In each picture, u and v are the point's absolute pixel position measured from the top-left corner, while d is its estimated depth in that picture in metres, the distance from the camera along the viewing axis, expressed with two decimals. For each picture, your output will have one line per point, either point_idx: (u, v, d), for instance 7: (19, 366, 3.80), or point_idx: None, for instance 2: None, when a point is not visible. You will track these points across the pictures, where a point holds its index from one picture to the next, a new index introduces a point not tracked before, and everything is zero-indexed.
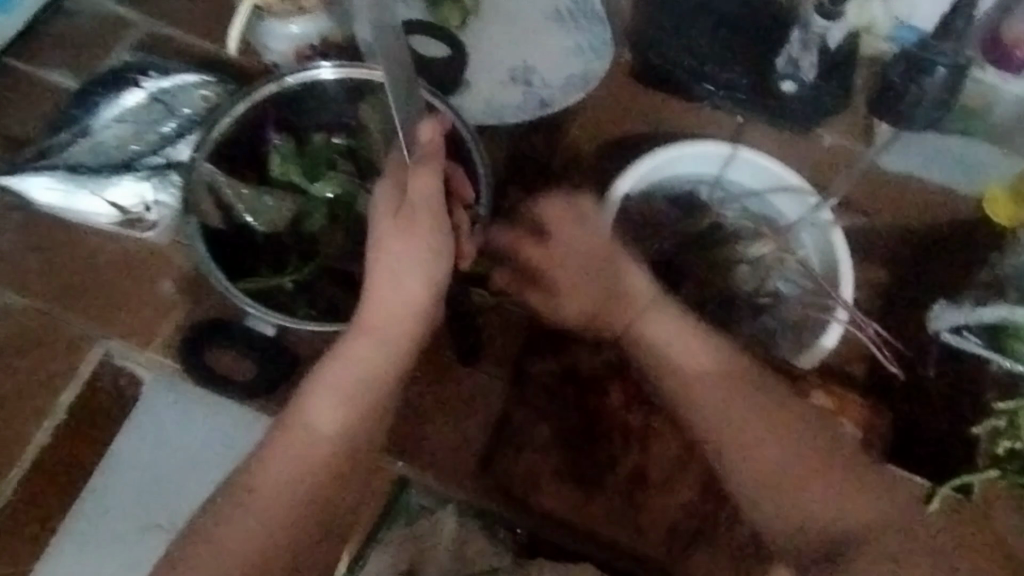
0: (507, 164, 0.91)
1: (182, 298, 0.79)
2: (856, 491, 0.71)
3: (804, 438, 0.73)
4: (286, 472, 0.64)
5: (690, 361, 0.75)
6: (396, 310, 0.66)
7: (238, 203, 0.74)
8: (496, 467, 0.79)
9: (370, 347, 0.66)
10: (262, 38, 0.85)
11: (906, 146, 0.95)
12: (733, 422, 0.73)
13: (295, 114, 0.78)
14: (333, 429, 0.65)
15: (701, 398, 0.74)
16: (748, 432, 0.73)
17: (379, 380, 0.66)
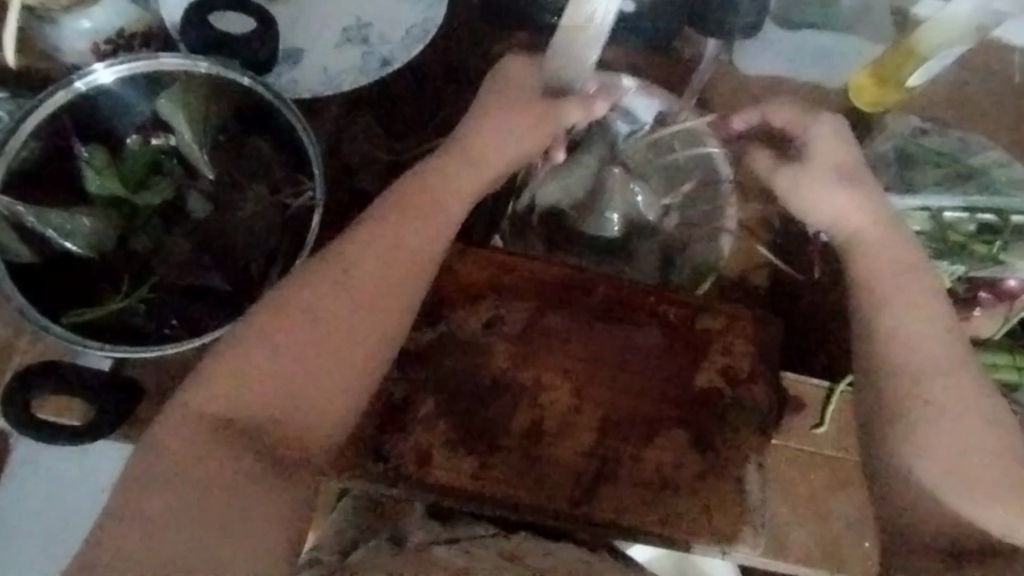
0: (357, 132, 0.85)
1: (14, 341, 0.72)
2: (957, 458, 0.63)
3: (960, 412, 0.65)
4: (257, 388, 0.59)
5: (928, 323, 0.68)
6: (385, 263, 0.65)
7: (49, 228, 0.68)
8: (384, 454, 0.74)
9: (333, 311, 0.63)
10: (51, 42, 0.77)
11: (762, 44, 0.91)
12: (938, 391, 0.65)
13: (99, 121, 0.71)
14: (297, 364, 0.60)
15: (890, 339, 0.68)
16: (960, 412, 0.65)
17: (325, 340, 0.61)
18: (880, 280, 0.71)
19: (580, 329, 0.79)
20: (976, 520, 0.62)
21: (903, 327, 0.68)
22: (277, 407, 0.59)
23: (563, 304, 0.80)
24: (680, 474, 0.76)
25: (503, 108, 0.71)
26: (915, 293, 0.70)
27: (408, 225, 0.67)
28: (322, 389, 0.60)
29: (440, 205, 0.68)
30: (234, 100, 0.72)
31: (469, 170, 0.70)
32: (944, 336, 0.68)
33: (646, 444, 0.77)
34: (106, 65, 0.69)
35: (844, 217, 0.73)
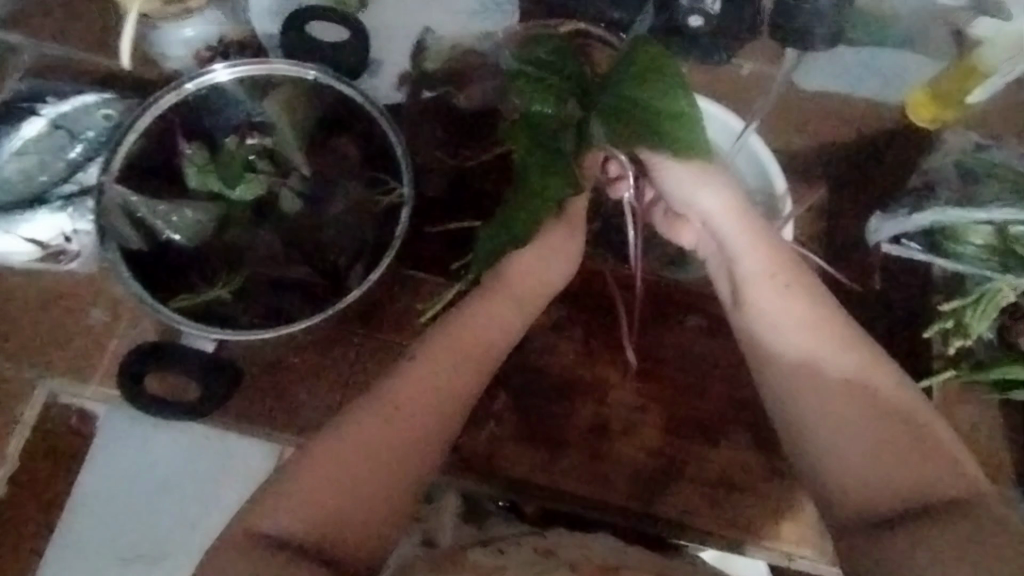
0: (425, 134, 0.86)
1: (113, 325, 0.76)
2: (888, 436, 0.58)
3: (853, 396, 0.60)
4: (298, 492, 0.58)
5: (803, 314, 0.62)
6: (426, 390, 0.62)
7: (157, 219, 0.73)
8: (457, 443, 0.77)
9: (367, 429, 0.60)
10: (159, 47, 0.83)
11: (819, 62, 0.95)
12: (837, 386, 0.60)
13: (203, 121, 0.77)
14: (377, 445, 0.60)
15: (777, 349, 0.62)
16: (866, 398, 0.59)
17: (366, 465, 0.59)
18: (756, 290, 0.63)
19: (648, 330, 0.80)
20: (914, 487, 0.57)
21: (788, 324, 0.62)
22: (351, 469, 0.59)
23: (625, 307, 0.80)
24: (747, 476, 0.77)
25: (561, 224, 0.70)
26: (795, 287, 0.63)
27: (475, 319, 0.66)
28: (393, 462, 0.60)
29: (481, 326, 0.66)
30: (327, 101, 0.76)
31: (510, 306, 0.67)
32: (835, 333, 0.62)
33: (712, 445, 0.77)
34: (223, 66, 0.74)
35: (721, 220, 0.65)
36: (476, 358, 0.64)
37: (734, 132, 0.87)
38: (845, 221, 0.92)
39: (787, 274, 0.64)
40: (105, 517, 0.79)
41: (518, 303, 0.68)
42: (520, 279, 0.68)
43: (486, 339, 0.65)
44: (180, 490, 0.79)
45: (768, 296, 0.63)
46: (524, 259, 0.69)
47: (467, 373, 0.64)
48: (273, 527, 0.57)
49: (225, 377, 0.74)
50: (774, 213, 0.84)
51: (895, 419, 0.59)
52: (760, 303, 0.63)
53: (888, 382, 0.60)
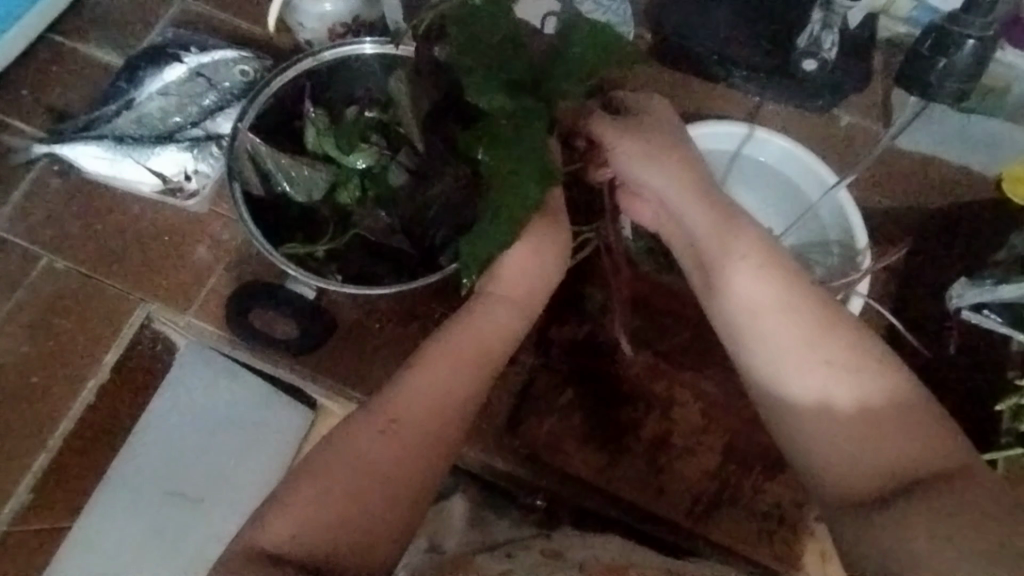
0: None
1: (215, 264, 0.81)
2: (865, 424, 0.53)
3: (833, 374, 0.54)
4: (299, 505, 0.52)
5: (773, 291, 0.57)
6: (424, 393, 0.57)
7: (279, 172, 0.77)
8: (519, 431, 0.79)
9: (364, 437, 0.55)
10: (298, 16, 0.86)
11: (927, 122, 0.92)
12: (816, 365, 0.54)
13: (331, 90, 0.82)
14: (377, 457, 0.54)
15: (753, 335, 0.57)
16: (848, 375, 0.54)
17: (363, 473, 0.54)
18: (731, 270, 0.59)
19: (718, 357, 0.80)
20: (899, 468, 0.52)
21: (761, 304, 0.57)
22: (347, 478, 0.54)
23: (692, 331, 0.81)
24: (800, 513, 0.77)
25: (553, 228, 0.64)
26: (766, 266, 0.58)
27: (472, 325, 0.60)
28: (391, 473, 0.54)
29: (478, 324, 0.61)
30: None
31: (511, 309, 0.62)
32: (807, 308, 0.56)
33: (769, 477, 0.77)
34: (369, 41, 0.78)
35: (676, 195, 0.63)
36: (469, 357, 0.59)
37: (828, 183, 0.84)
38: (930, 284, 0.90)
39: (756, 253, 0.59)
40: (158, 451, 0.80)
41: (514, 301, 0.62)
42: (523, 286, 0.63)
43: (485, 346, 0.60)
44: (234, 435, 0.81)
45: (737, 276, 0.58)
46: (520, 263, 0.63)
47: (460, 368, 0.58)
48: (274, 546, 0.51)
49: (319, 323, 0.77)
50: (851, 267, 0.82)
51: (871, 401, 0.53)
52: (730, 287, 0.59)
53: (868, 364, 0.54)
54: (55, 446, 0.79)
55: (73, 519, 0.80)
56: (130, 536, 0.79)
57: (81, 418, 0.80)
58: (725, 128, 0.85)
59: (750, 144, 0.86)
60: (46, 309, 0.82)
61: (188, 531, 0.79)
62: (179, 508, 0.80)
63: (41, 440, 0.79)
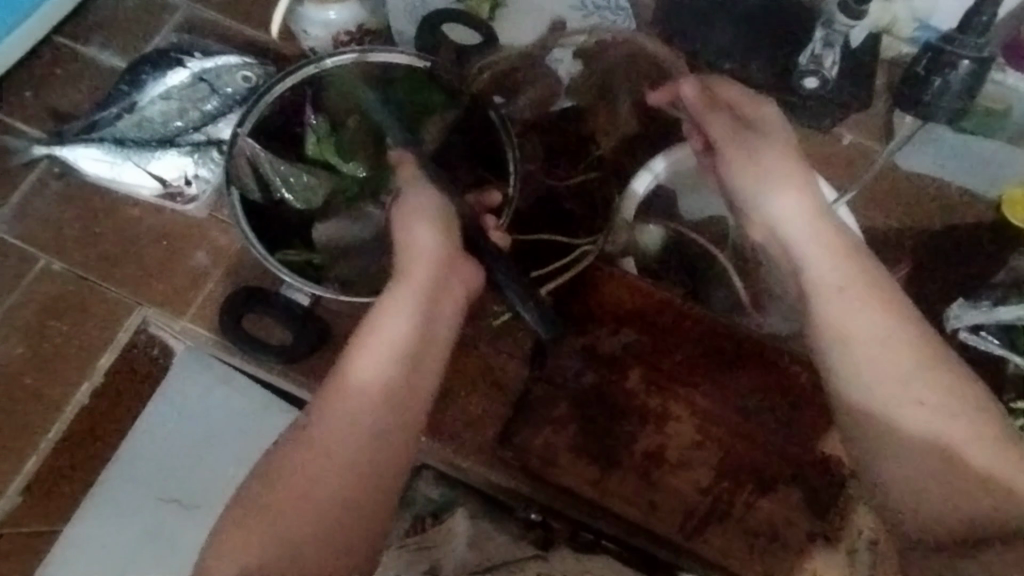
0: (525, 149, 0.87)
1: (213, 270, 0.82)
2: (963, 465, 0.50)
3: (931, 413, 0.52)
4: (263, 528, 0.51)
5: (872, 325, 0.55)
6: (369, 396, 0.55)
7: (277, 177, 0.78)
8: (510, 442, 0.79)
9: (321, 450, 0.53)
10: (301, 23, 0.86)
11: (922, 143, 0.93)
12: (910, 398, 0.52)
13: (334, 98, 0.81)
14: (335, 468, 0.53)
15: (847, 364, 0.55)
16: (944, 417, 0.51)
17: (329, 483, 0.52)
18: (828, 294, 0.57)
19: (718, 373, 0.79)
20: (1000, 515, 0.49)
21: (859, 336, 0.55)
22: (288, 504, 0.52)
23: (693, 345, 0.79)
24: (791, 531, 0.76)
25: (420, 220, 0.63)
26: (858, 296, 0.56)
27: (398, 322, 0.58)
28: (327, 492, 0.52)
29: (409, 319, 0.59)
30: (445, 94, 0.79)
31: (434, 301, 0.60)
32: (905, 346, 0.54)
33: (762, 495, 0.77)
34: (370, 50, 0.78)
35: (778, 215, 0.62)
36: (400, 351, 0.57)
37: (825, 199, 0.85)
38: (928, 304, 0.89)
39: (860, 278, 0.57)
40: (152, 456, 0.80)
41: (440, 298, 0.61)
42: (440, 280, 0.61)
43: (424, 340, 0.58)
44: (229, 441, 0.80)
45: (835, 300, 0.57)
46: (431, 259, 0.61)
47: (397, 364, 0.57)
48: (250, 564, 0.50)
49: (310, 332, 0.77)
50: None
51: (975, 442, 0.51)
52: (828, 311, 0.57)
53: (967, 403, 0.52)
54: (47, 449, 0.79)
55: (63, 524, 0.79)
56: (123, 541, 0.78)
57: (75, 419, 0.80)
58: None
59: None
60: (42, 311, 0.82)
61: (183, 535, 0.78)
62: (170, 515, 0.79)
63: (31, 443, 0.79)
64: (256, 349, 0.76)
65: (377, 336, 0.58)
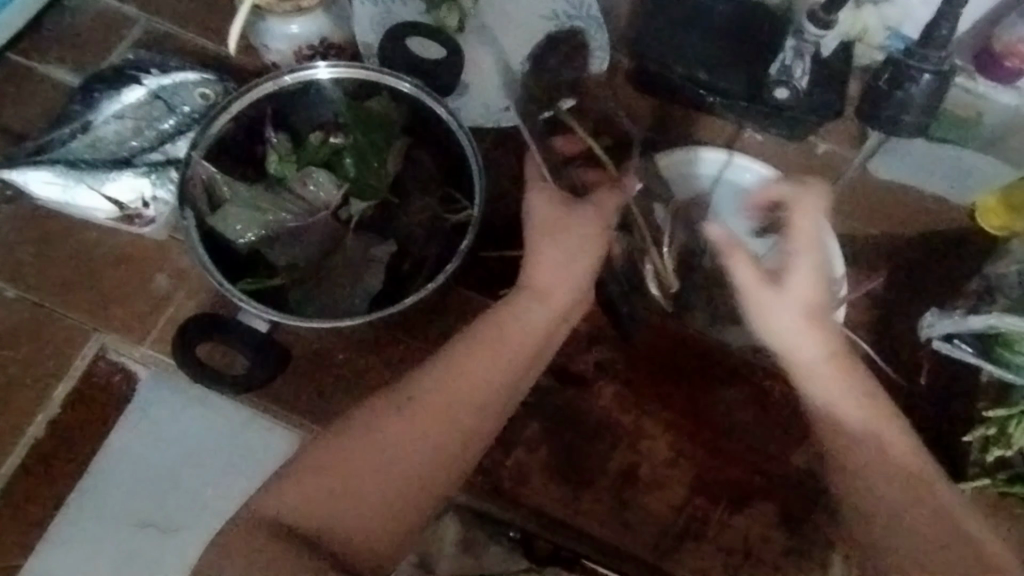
0: (492, 164, 0.86)
1: (175, 293, 0.80)
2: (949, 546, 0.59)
3: (928, 515, 0.61)
4: (353, 462, 0.58)
5: (890, 439, 0.63)
6: (476, 393, 0.62)
7: (235, 199, 0.76)
8: (482, 465, 0.77)
9: (429, 425, 0.60)
10: (263, 38, 0.84)
11: (893, 152, 0.92)
12: (899, 493, 0.61)
13: (294, 114, 0.80)
14: (427, 447, 0.60)
15: (856, 439, 0.63)
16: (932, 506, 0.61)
17: (415, 459, 0.59)
18: (848, 390, 0.64)
19: (690, 389, 0.79)
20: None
21: (874, 423, 0.63)
22: (370, 464, 0.58)
23: (668, 359, 0.79)
24: (766, 547, 0.75)
25: (570, 225, 0.66)
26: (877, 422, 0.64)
27: (497, 352, 0.63)
28: (406, 473, 0.59)
29: (525, 332, 0.65)
30: (409, 109, 0.78)
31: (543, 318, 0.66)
32: (929, 477, 0.62)
33: (736, 511, 0.76)
34: (326, 64, 0.77)
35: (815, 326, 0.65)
36: (511, 365, 0.63)
37: None
38: (902, 312, 0.89)
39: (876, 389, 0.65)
40: (122, 483, 0.78)
41: (552, 313, 0.66)
42: (560, 294, 0.66)
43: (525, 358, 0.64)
44: (201, 465, 0.78)
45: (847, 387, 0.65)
46: (566, 271, 0.66)
47: (500, 376, 0.63)
48: (331, 483, 0.58)
49: (271, 359, 0.75)
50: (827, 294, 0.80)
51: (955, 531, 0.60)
52: (845, 399, 0.64)
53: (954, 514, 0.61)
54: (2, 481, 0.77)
55: (23, 558, 0.76)
56: (88, 571, 0.76)
57: (31, 452, 0.78)
58: (701, 155, 0.83)
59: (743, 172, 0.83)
60: None
61: (154, 564, 0.76)
62: (146, 541, 0.77)
63: None
64: (212, 378, 0.74)
65: (499, 327, 0.64)
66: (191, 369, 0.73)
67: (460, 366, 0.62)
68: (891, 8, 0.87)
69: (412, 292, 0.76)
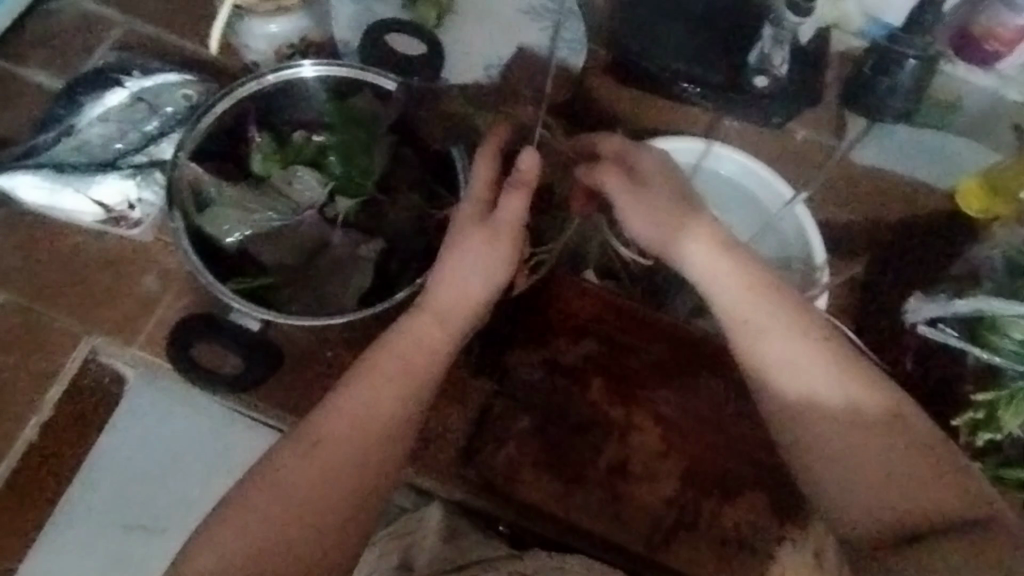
0: None
1: (163, 295, 0.80)
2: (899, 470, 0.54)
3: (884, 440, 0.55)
4: (277, 499, 0.55)
5: (810, 377, 0.58)
6: (380, 411, 0.58)
7: (220, 199, 0.76)
8: (474, 460, 0.79)
9: (338, 450, 0.57)
10: (243, 37, 0.84)
11: (878, 138, 0.92)
12: (821, 429, 0.56)
13: (276, 112, 0.80)
14: (344, 469, 0.56)
15: (779, 385, 0.58)
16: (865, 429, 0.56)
17: (332, 485, 0.56)
18: (764, 333, 0.60)
19: (678, 382, 0.78)
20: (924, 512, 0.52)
21: (783, 361, 0.59)
22: (292, 496, 0.55)
23: (655, 351, 0.79)
24: (758, 535, 0.77)
25: (467, 227, 0.63)
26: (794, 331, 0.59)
27: (399, 366, 0.60)
28: (321, 511, 0.55)
29: (429, 345, 0.61)
30: (391, 107, 0.78)
31: (442, 332, 0.62)
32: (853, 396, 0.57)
33: (728, 501, 0.77)
34: (310, 62, 0.77)
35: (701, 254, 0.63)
36: (412, 379, 0.60)
37: (781, 198, 0.83)
38: (884, 298, 0.90)
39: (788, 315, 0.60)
40: (112, 485, 0.78)
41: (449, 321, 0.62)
42: (461, 304, 0.63)
43: (430, 371, 0.61)
44: (192, 466, 0.78)
45: (772, 334, 0.59)
46: (468, 280, 0.63)
47: (398, 392, 0.59)
48: (257, 518, 0.54)
49: (265, 356, 0.75)
50: (809, 283, 0.80)
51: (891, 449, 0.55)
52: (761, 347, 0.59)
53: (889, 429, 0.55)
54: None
55: (15, 560, 0.78)
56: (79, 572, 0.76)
57: (25, 457, 0.78)
58: (680, 146, 0.84)
59: (721, 161, 0.85)
60: None
61: (145, 565, 0.76)
62: (136, 544, 0.77)
63: None
64: (205, 379, 0.74)
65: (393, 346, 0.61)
66: (187, 367, 0.75)
67: (361, 388, 0.59)
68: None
69: (400, 288, 0.76)
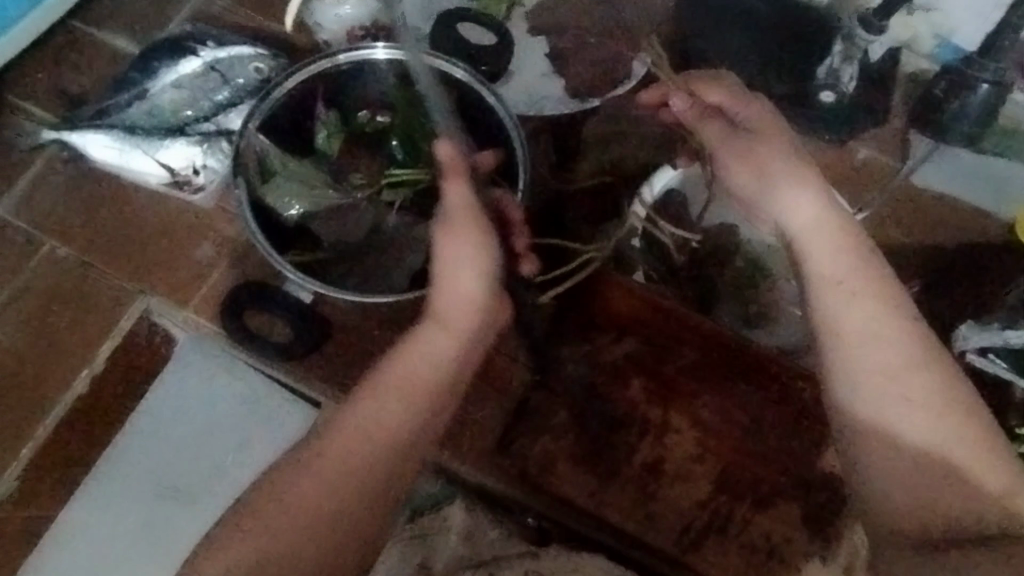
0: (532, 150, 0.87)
1: (219, 260, 0.82)
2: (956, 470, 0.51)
3: (938, 437, 0.51)
4: (309, 483, 0.52)
5: (891, 357, 0.53)
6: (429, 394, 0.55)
7: (284, 173, 0.77)
8: (509, 448, 0.79)
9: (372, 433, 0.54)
10: (316, 17, 0.87)
11: (940, 162, 0.91)
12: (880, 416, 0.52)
13: (346, 93, 0.80)
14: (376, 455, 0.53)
15: (848, 365, 0.54)
16: (933, 424, 0.51)
17: (366, 472, 0.53)
18: (846, 302, 0.55)
19: (714, 386, 0.77)
20: (972, 515, 0.50)
21: (857, 335, 0.54)
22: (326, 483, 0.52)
23: (695, 354, 0.77)
24: (789, 548, 0.75)
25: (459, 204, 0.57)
26: (865, 293, 0.55)
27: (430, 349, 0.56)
28: (358, 498, 0.52)
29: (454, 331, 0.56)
30: (456, 94, 0.78)
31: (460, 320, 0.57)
32: (926, 387, 0.52)
33: (760, 510, 0.76)
34: (383, 45, 0.77)
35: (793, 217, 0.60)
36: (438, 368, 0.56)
37: None
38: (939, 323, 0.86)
39: (877, 289, 0.55)
40: (154, 444, 0.80)
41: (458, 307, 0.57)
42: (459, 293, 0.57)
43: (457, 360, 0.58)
44: (232, 432, 0.80)
45: (857, 306, 0.55)
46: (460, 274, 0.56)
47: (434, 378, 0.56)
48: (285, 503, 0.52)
49: (317, 329, 0.77)
50: None
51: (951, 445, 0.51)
52: (844, 318, 0.55)
53: (954, 424, 0.51)
54: (43, 436, 0.80)
55: (56, 509, 0.79)
56: (118, 524, 0.78)
57: (74, 407, 0.81)
58: None
59: None
60: (45, 295, 0.82)
61: (181, 524, 0.78)
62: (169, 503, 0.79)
63: (32, 427, 0.80)
64: (255, 345, 0.77)
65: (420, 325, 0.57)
66: (237, 333, 0.78)
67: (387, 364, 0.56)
68: (940, 15, 0.87)
69: None
